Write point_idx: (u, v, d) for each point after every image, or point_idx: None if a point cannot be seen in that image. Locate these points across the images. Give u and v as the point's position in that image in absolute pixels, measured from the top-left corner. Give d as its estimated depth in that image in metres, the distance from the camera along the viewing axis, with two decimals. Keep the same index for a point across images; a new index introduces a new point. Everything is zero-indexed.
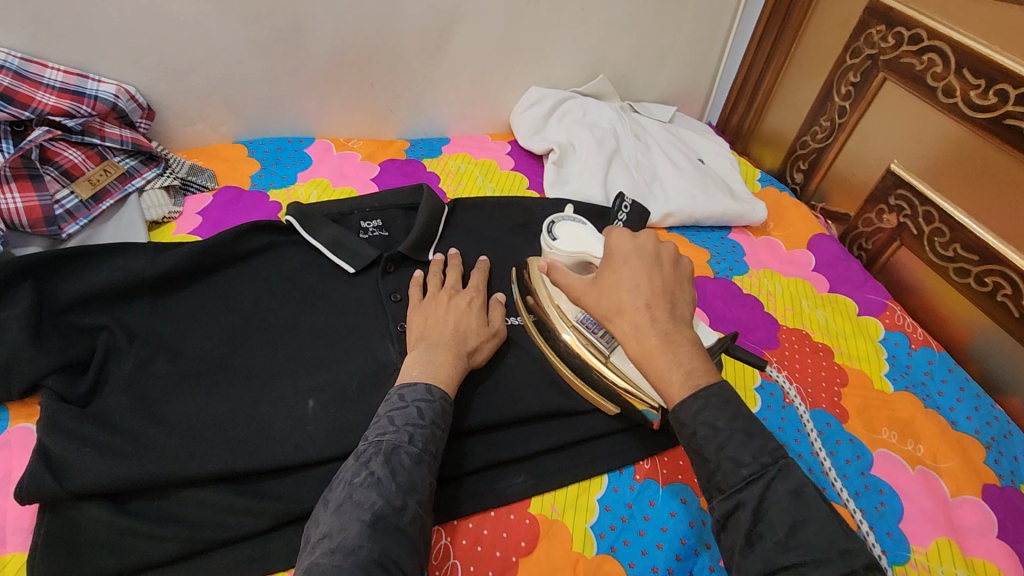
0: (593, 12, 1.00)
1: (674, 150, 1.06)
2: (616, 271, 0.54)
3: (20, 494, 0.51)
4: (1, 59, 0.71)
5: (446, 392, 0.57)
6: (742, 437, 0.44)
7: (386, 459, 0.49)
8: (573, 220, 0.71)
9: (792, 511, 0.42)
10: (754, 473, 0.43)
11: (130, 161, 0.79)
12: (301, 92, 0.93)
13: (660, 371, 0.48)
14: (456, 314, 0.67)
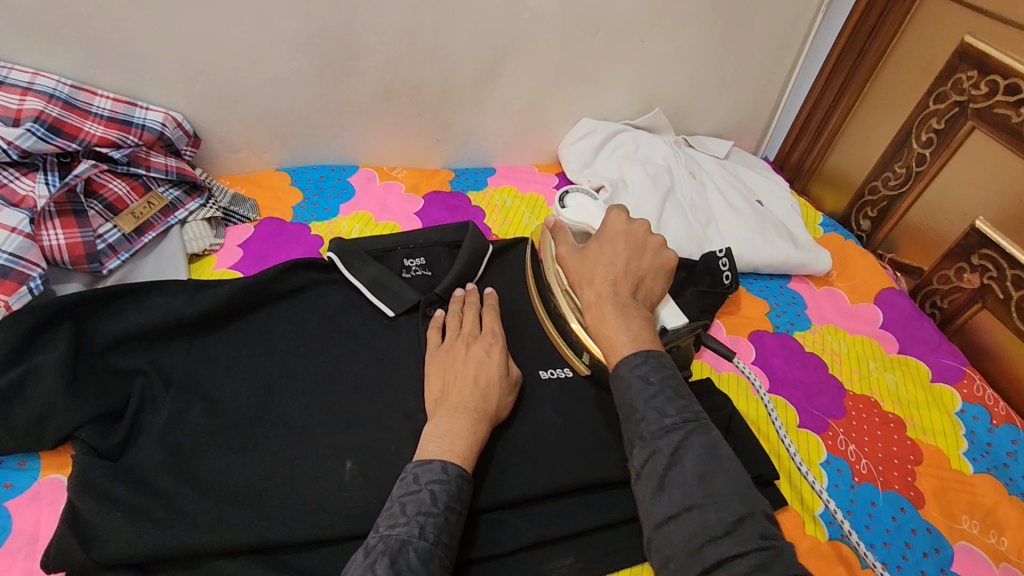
0: (653, 45, 0.95)
1: (731, 190, 1.00)
2: (602, 247, 0.61)
3: (48, 560, 0.48)
4: (51, 88, 0.70)
5: (463, 468, 0.53)
6: (670, 394, 0.49)
7: (394, 560, 0.45)
8: (585, 193, 0.76)
9: (702, 462, 0.46)
10: (676, 423, 0.48)
11: (173, 191, 0.77)
12: (348, 121, 0.91)
13: (612, 334, 0.54)
14: (473, 367, 0.63)
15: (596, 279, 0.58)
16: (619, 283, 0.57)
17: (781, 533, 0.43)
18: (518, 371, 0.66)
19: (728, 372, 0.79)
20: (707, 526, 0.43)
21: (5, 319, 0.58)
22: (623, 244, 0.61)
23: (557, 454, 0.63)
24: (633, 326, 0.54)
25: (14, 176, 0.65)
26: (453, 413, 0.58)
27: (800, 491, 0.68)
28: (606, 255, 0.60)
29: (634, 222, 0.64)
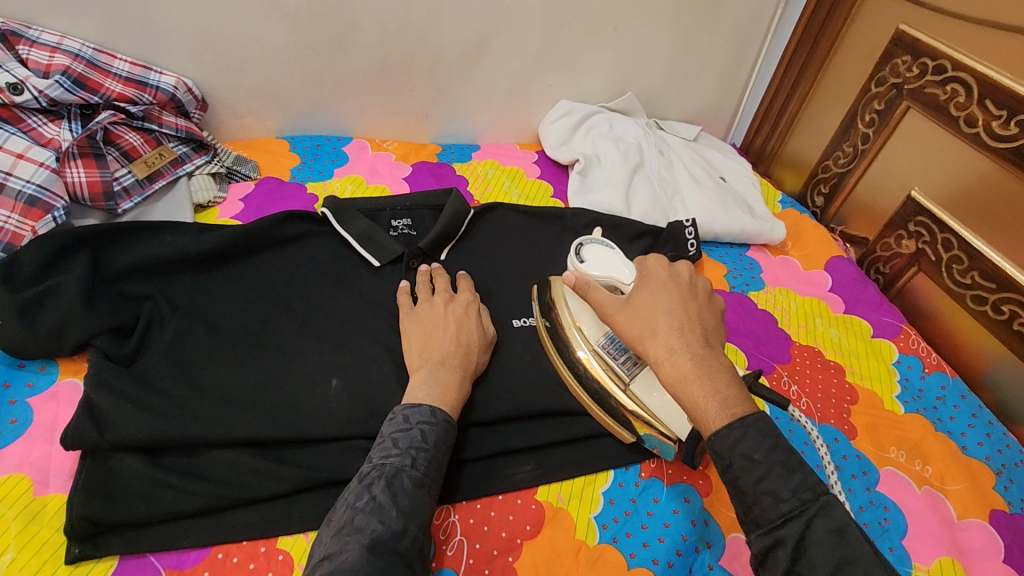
0: (626, 33, 1.04)
1: (697, 168, 1.09)
2: (652, 295, 0.54)
3: (68, 439, 0.55)
4: (76, 49, 0.77)
5: (450, 414, 0.58)
6: (781, 471, 0.44)
7: (388, 484, 0.50)
8: (602, 244, 0.75)
9: (836, 552, 0.41)
10: (794, 508, 0.43)
11: (182, 148, 0.84)
12: (344, 94, 0.99)
13: (697, 399, 0.48)
14: (454, 327, 0.67)
15: (658, 330, 0.52)
16: (689, 335, 0.51)
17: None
18: (490, 327, 0.71)
19: None
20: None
21: (32, 242, 0.65)
22: (668, 293, 0.54)
23: (523, 380, 0.70)
24: (722, 388, 0.48)
25: (42, 122, 0.73)
26: (438, 366, 0.62)
27: None
28: (657, 306, 0.53)
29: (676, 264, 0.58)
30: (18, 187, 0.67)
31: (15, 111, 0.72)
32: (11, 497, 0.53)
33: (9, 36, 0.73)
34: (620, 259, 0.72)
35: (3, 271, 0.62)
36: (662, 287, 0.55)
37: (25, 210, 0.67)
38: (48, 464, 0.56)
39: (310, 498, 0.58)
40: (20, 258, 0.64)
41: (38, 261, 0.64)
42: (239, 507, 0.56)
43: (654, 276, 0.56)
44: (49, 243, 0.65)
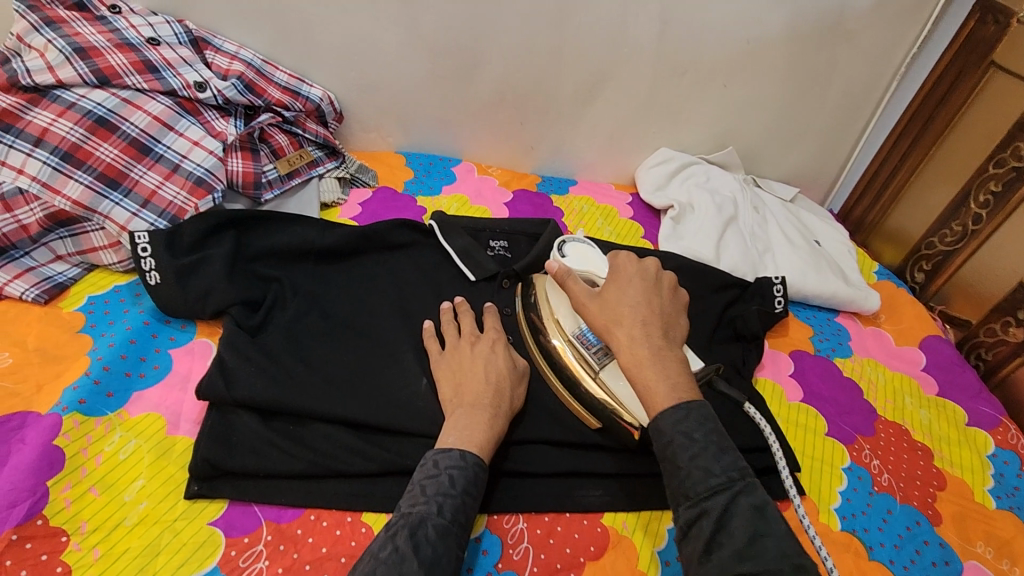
0: (734, 90, 1.07)
1: (791, 229, 1.09)
2: (621, 288, 0.66)
3: (201, 389, 0.62)
4: (249, 58, 0.90)
5: (480, 457, 0.58)
6: (714, 450, 0.53)
7: (412, 532, 0.50)
8: (583, 242, 0.80)
9: (753, 525, 0.49)
10: (721, 483, 0.52)
11: (317, 152, 0.94)
12: (460, 122, 1.07)
13: (648, 380, 0.58)
14: (483, 367, 0.66)
15: (624, 321, 0.62)
16: (649, 327, 0.62)
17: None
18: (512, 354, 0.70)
19: (766, 378, 0.86)
20: None
21: (194, 217, 0.74)
22: (636, 286, 0.66)
23: None
24: (670, 374, 0.58)
25: (215, 117, 0.82)
26: (473, 408, 0.61)
27: (817, 482, 0.74)
28: (626, 298, 0.65)
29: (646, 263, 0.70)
30: (190, 168, 0.76)
31: (196, 105, 0.81)
32: (147, 433, 0.60)
33: (200, 41, 0.87)
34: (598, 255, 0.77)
35: (167, 239, 0.72)
36: (633, 284, 0.66)
37: (192, 189, 0.76)
38: (180, 409, 0.63)
39: (392, 483, 0.62)
40: (180, 230, 0.73)
41: (193, 234, 0.73)
42: (333, 477, 0.61)
43: (624, 272, 0.68)
44: (206, 220, 0.74)
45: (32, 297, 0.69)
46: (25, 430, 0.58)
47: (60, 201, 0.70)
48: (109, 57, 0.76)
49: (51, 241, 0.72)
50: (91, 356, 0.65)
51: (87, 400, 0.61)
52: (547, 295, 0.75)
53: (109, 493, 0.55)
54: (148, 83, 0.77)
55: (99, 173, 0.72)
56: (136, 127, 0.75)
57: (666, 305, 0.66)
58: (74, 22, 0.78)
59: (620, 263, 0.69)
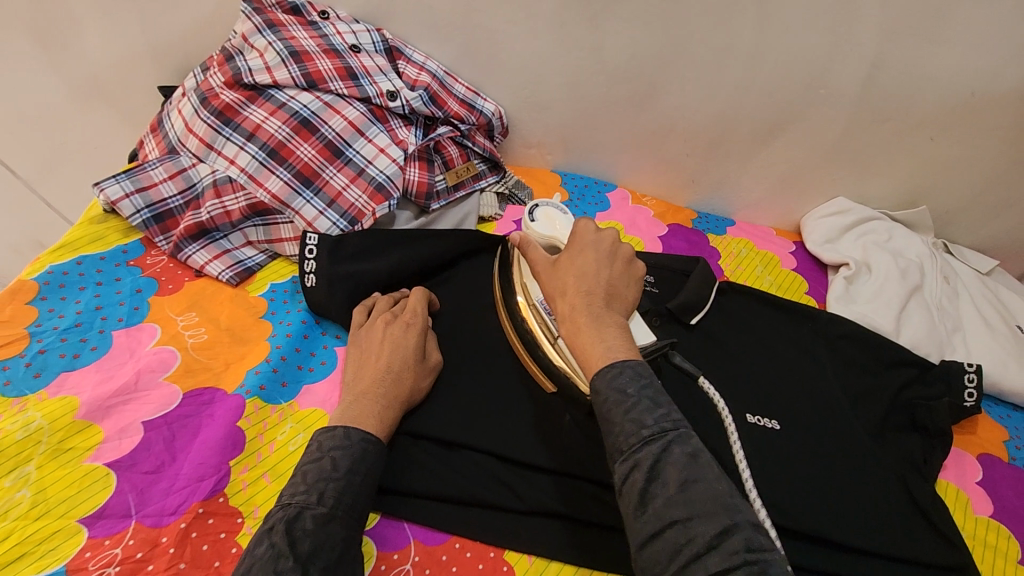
0: (942, 145, 0.95)
1: (989, 307, 0.95)
2: (573, 257, 0.62)
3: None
4: (434, 69, 0.92)
5: (368, 433, 0.56)
6: (648, 403, 0.49)
7: (289, 524, 0.47)
8: (555, 207, 0.74)
9: (685, 471, 0.45)
10: (653, 432, 0.47)
11: (481, 165, 0.95)
12: (622, 148, 1.04)
13: (585, 344, 0.55)
14: (388, 348, 0.64)
15: (568, 291, 0.59)
16: (591, 297, 0.58)
17: (768, 545, 0.42)
18: (422, 318, 0.69)
19: (948, 481, 0.75)
20: (692, 542, 0.41)
21: (363, 232, 0.76)
22: (588, 252, 0.63)
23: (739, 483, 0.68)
24: (607, 337, 0.55)
25: (399, 125, 0.85)
26: (362, 396, 0.60)
27: None
28: (575, 267, 0.61)
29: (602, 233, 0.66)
30: (373, 174, 0.80)
31: (385, 113, 0.84)
32: (313, 427, 0.63)
33: (394, 51, 0.91)
34: (568, 224, 0.73)
35: (330, 246, 0.74)
36: (584, 252, 0.63)
37: (372, 194, 0.79)
38: None
39: (536, 525, 0.61)
40: (346, 239, 0.75)
41: (355, 245, 0.75)
42: (480, 507, 0.62)
43: (579, 237, 0.64)
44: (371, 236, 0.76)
45: (226, 278, 0.75)
46: (213, 406, 0.62)
47: (262, 194, 0.76)
48: (318, 63, 0.81)
49: (246, 227, 0.78)
50: (271, 343, 0.69)
51: (266, 387, 0.65)
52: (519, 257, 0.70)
53: (279, 483, 0.58)
54: (348, 89, 0.82)
55: (297, 171, 0.77)
56: (333, 130, 0.79)
57: (619, 277, 0.62)
58: (290, 26, 0.85)
59: (578, 228, 0.65)
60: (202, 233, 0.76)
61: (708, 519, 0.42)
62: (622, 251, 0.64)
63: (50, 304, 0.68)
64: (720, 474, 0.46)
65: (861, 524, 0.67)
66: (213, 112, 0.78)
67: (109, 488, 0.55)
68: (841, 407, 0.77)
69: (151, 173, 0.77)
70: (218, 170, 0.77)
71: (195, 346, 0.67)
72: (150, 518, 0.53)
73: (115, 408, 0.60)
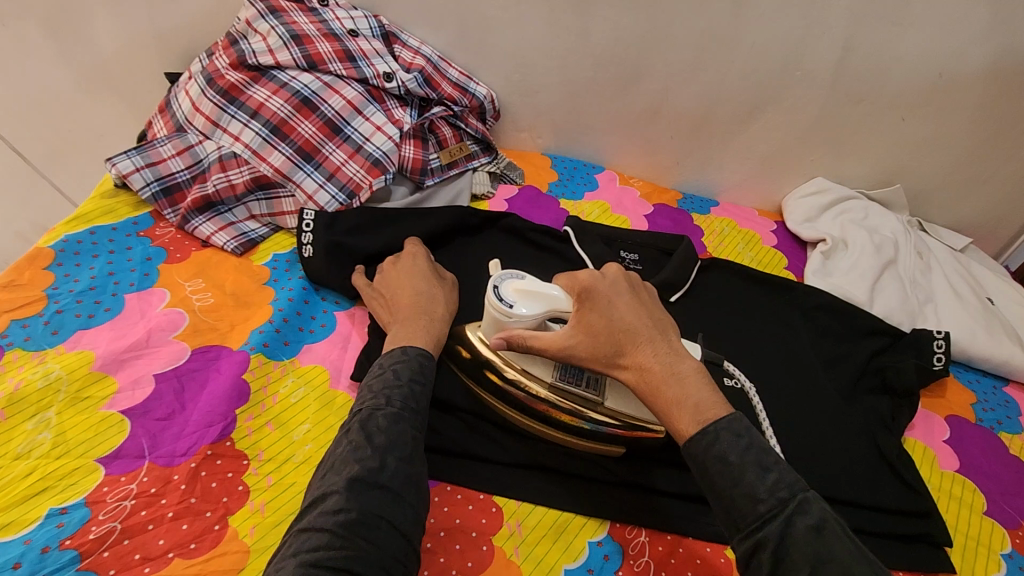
0: (914, 125, 0.99)
1: (960, 280, 0.99)
2: (602, 313, 0.57)
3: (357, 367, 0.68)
4: (429, 53, 0.97)
5: (421, 349, 0.61)
6: (755, 470, 0.47)
7: (363, 425, 0.53)
8: (512, 275, 0.64)
9: (814, 549, 0.44)
10: (770, 509, 0.46)
11: (474, 146, 0.99)
12: (609, 131, 1.08)
13: (671, 407, 0.53)
14: (407, 280, 0.71)
15: (625, 344, 0.56)
16: (655, 342, 0.56)
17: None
18: (417, 245, 0.77)
19: (916, 439, 0.79)
20: None
21: (356, 209, 0.81)
22: (615, 302, 0.58)
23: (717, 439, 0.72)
24: (693, 394, 0.52)
25: (395, 105, 0.89)
26: (406, 320, 0.66)
27: (970, 566, 0.68)
28: (613, 321, 0.57)
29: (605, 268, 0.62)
30: (370, 150, 0.84)
31: (381, 94, 0.89)
32: (314, 382, 0.67)
33: (390, 36, 0.95)
34: (543, 284, 0.63)
35: (329, 220, 0.78)
36: (611, 304, 0.58)
37: (370, 169, 0.83)
38: (340, 367, 0.70)
39: (522, 474, 0.65)
40: (343, 216, 0.79)
41: (354, 221, 0.79)
42: (469, 459, 0.65)
43: (594, 292, 0.59)
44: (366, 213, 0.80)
45: (231, 247, 0.79)
46: (220, 361, 0.66)
47: (265, 168, 0.80)
48: (318, 45, 0.86)
49: (250, 201, 0.82)
50: (273, 306, 0.73)
51: (269, 344, 0.69)
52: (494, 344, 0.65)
53: (282, 430, 0.62)
54: (346, 70, 0.86)
55: (298, 146, 0.81)
56: (332, 108, 0.83)
57: (649, 307, 0.60)
58: (291, 11, 0.89)
59: (584, 280, 0.60)
60: (208, 206, 0.80)
61: None
62: (634, 279, 0.62)
63: (66, 270, 0.73)
64: (852, 543, 0.45)
65: (832, 477, 0.71)
66: (219, 91, 0.83)
67: (124, 432, 0.59)
68: (814, 370, 0.82)
69: (160, 150, 0.82)
70: (224, 146, 0.81)
71: (202, 308, 0.71)
72: (162, 458, 0.57)
73: (129, 362, 0.64)
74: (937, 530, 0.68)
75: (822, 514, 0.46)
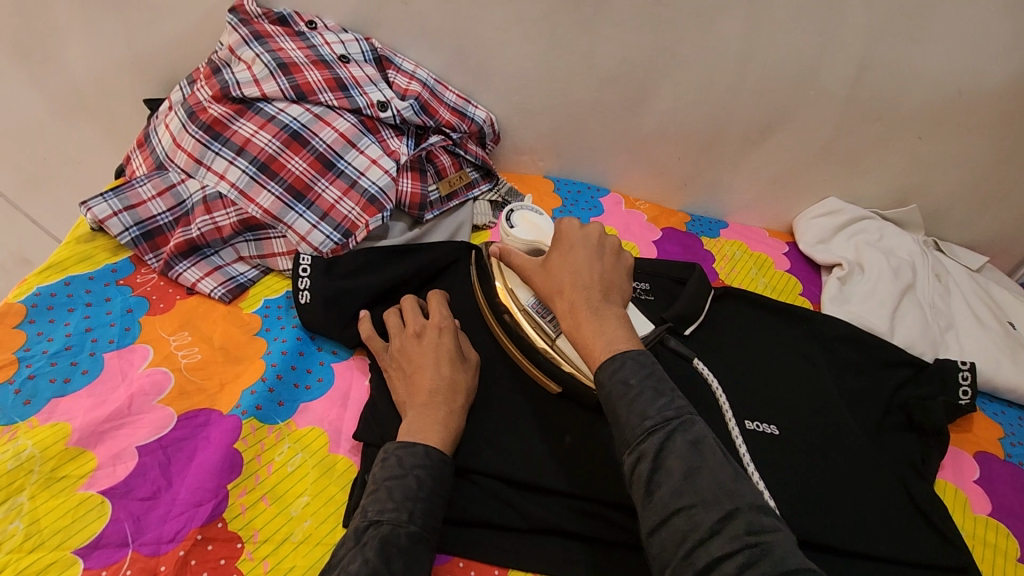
0: (931, 144, 0.96)
1: (981, 304, 0.95)
2: (563, 257, 0.62)
3: (359, 429, 0.63)
4: (424, 77, 0.92)
5: (442, 453, 0.56)
6: (650, 394, 0.49)
7: (383, 543, 0.48)
8: (531, 210, 0.76)
9: (688, 458, 0.45)
10: (655, 423, 0.47)
11: (474, 173, 0.94)
12: (614, 153, 1.03)
13: (587, 341, 0.56)
14: (433, 362, 0.64)
15: (566, 289, 0.59)
16: (590, 291, 0.58)
17: (770, 526, 0.42)
18: (443, 311, 0.70)
19: (946, 481, 0.76)
20: (695, 528, 0.43)
21: (352, 252, 0.76)
22: (583, 252, 0.61)
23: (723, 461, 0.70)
24: (608, 331, 0.55)
25: (390, 135, 0.84)
26: (424, 408, 0.60)
27: None
28: (568, 264, 0.61)
29: (588, 229, 0.64)
30: (366, 185, 0.79)
31: (376, 124, 0.84)
32: (312, 447, 0.62)
33: (383, 60, 0.90)
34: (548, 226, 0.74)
35: (325, 265, 0.74)
36: (575, 250, 0.62)
37: (366, 206, 0.78)
38: (340, 427, 0.65)
39: (539, 542, 0.61)
40: (341, 258, 0.75)
41: (352, 265, 0.75)
42: (483, 527, 0.61)
43: (566, 237, 0.63)
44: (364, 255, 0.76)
45: (219, 295, 0.73)
46: (209, 428, 0.61)
47: (253, 209, 0.75)
48: (307, 74, 0.81)
49: (237, 243, 0.77)
50: (266, 360, 0.68)
51: (263, 407, 0.64)
52: (502, 270, 0.72)
53: (279, 505, 0.57)
54: (338, 100, 0.81)
55: (289, 184, 0.76)
56: (324, 142, 0.78)
57: (611, 270, 0.61)
58: (278, 37, 0.84)
59: (562, 228, 0.64)
60: (192, 250, 0.75)
61: (710, 507, 0.43)
62: (611, 245, 0.63)
63: (39, 327, 0.67)
64: (725, 459, 0.46)
65: (866, 531, 0.68)
66: (201, 126, 0.77)
67: (105, 517, 0.54)
68: (839, 410, 0.78)
69: (139, 190, 0.76)
70: (208, 185, 0.76)
71: (188, 366, 0.66)
72: (147, 547, 0.52)
73: (109, 434, 0.59)
74: None
75: (702, 433, 0.47)
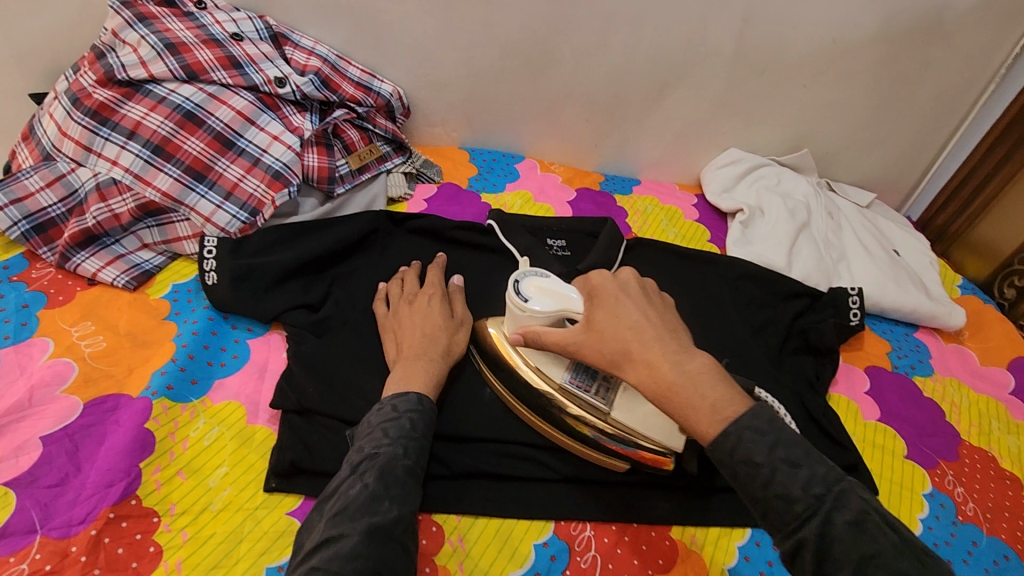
0: (815, 92, 1.03)
1: (869, 236, 1.04)
2: (611, 315, 0.52)
3: (275, 398, 0.63)
4: (325, 53, 0.91)
5: (432, 402, 0.59)
6: (786, 467, 0.44)
7: (380, 472, 0.50)
8: (536, 275, 0.62)
9: (858, 546, 0.41)
10: (809, 507, 0.42)
11: (385, 147, 0.94)
12: (525, 120, 1.06)
13: (690, 403, 0.46)
14: (420, 322, 0.67)
15: (633, 351, 0.49)
16: (665, 341, 0.49)
17: None
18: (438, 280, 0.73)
19: (840, 395, 0.83)
20: None
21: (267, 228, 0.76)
22: (636, 306, 0.52)
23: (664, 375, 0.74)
24: (707, 390, 0.46)
25: (292, 112, 0.84)
26: (408, 361, 0.62)
27: (897, 510, 0.71)
28: (620, 324, 0.51)
29: (621, 274, 0.55)
30: (269, 162, 0.78)
31: (276, 101, 0.83)
32: (229, 420, 0.63)
33: (280, 37, 0.88)
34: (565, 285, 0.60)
35: (233, 244, 0.73)
36: (623, 304, 0.52)
37: (271, 182, 0.78)
38: (257, 399, 0.65)
39: (462, 486, 0.63)
40: (247, 238, 0.75)
41: (260, 243, 0.75)
42: None
43: (604, 294, 0.54)
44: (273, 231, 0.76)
45: (123, 283, 0.72)
46: (119, 412, 0.61)
47: (151, 192, 0.74)
48: (197, 53, 0.79)
49: (139, 229, 0.75)
50: (176, 342, 0.68)
51: (175, 387, 0.63)
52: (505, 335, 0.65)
53: (196, 477, 0.57)
54: (232, 78, 0.80)
55: (187, 166, 0.75)
56: (221, 121, 0.77)
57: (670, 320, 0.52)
58: (163, 17, 0.81)
59: (596, 284, 0.55)
60: (90, 240, 0.73)
61: None
62: (648, 287, 0.55)
63: None
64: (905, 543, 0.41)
65: None
66: (87, 113, 0.75)
67: (10, 506, 0.52)
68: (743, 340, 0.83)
69: (25, 183, 0.73)
70: (100, 172, 0.74)
71: (93, 354, 0.65)
72: (57, 530, 0.52)
73: (9, 427, 0.57)
74: (864, 481, 0.72)
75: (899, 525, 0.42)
